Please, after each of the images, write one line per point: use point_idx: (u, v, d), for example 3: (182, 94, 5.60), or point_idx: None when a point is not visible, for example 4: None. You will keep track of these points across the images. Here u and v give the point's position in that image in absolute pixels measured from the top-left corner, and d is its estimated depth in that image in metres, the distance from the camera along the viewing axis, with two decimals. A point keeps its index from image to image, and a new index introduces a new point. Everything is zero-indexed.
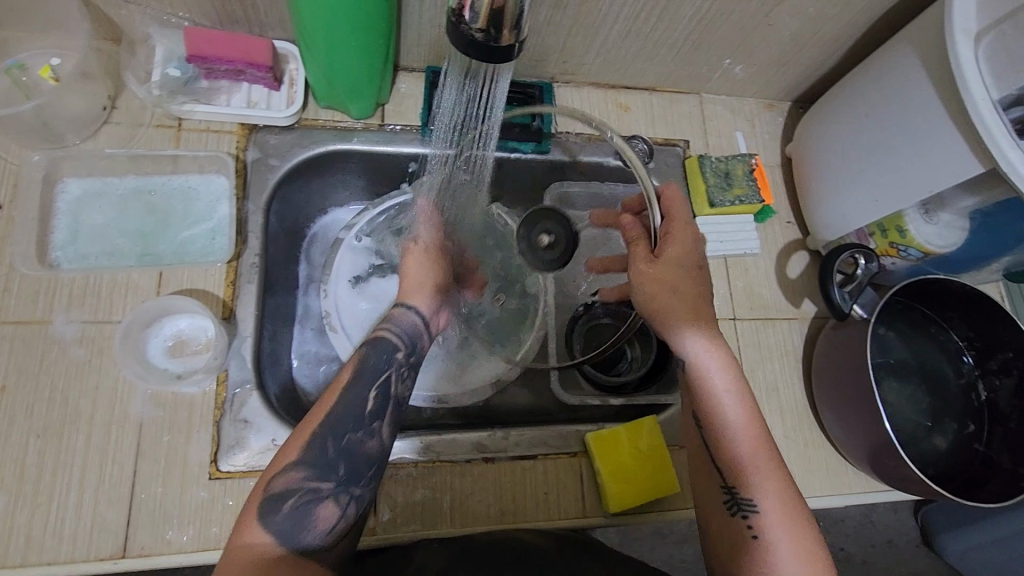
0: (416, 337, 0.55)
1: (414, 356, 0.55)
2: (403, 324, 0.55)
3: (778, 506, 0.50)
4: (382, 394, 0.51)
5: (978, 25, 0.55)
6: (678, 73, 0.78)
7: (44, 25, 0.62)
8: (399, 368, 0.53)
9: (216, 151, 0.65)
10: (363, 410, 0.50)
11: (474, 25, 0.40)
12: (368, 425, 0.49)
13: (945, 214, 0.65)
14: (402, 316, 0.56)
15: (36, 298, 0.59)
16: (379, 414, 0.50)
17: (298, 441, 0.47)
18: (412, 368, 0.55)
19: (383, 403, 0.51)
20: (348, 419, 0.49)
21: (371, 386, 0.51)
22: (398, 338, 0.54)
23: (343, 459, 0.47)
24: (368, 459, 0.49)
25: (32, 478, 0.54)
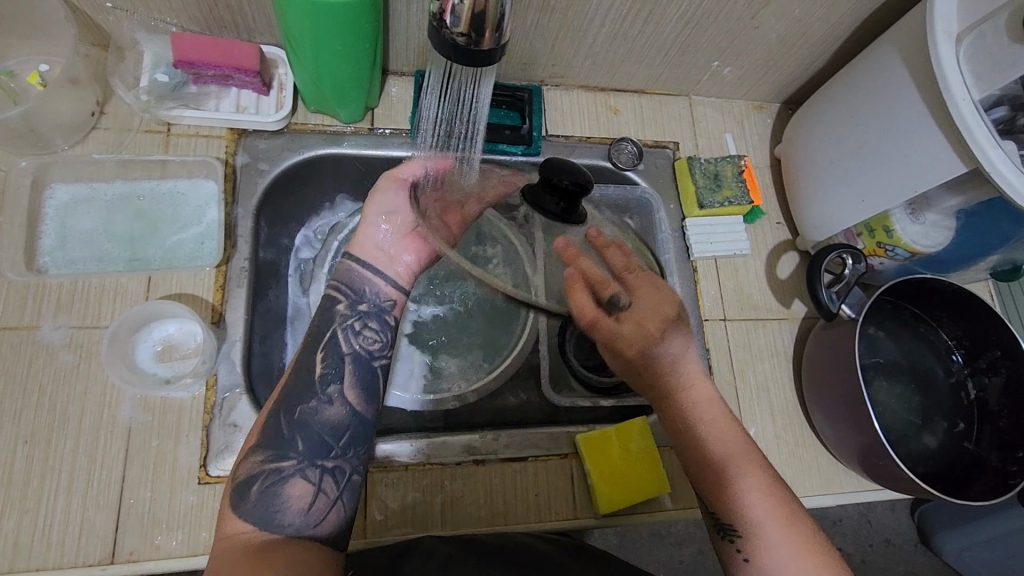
0: (365, 291, 0.60)
1: (364, 306, 0.59)
2: (351, 280, 0.60)
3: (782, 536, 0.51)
4: (334, 357, 0.56)
5: (959, 26, 0.56)
6: (666, 75, 0.79)
7: (31, 32, 0.62)
8: (346, 324, 0.58)
9: (205, 156, 0.66)
10: (314, 378, 0.55)
11: (455, 29, 0.39)
12: (323, 394, 0.54)
13: (930, 214, 0.66)
14: (350, 271, 0.60)
15: (24, 304, 0.59)
16: (336, 377, 0.55)
17: (258, 429, 0.53)
18: (360, 316, 0.59)
19: (338, 364, 0.56)
20: (299, 395, 0.54)
21: (318, 351, 0.56)
22: (341, 292, 0.59)
23: (299, 435, 0.52)
24: (331, 427, 0.53)
25: (20, 484, 0.54)
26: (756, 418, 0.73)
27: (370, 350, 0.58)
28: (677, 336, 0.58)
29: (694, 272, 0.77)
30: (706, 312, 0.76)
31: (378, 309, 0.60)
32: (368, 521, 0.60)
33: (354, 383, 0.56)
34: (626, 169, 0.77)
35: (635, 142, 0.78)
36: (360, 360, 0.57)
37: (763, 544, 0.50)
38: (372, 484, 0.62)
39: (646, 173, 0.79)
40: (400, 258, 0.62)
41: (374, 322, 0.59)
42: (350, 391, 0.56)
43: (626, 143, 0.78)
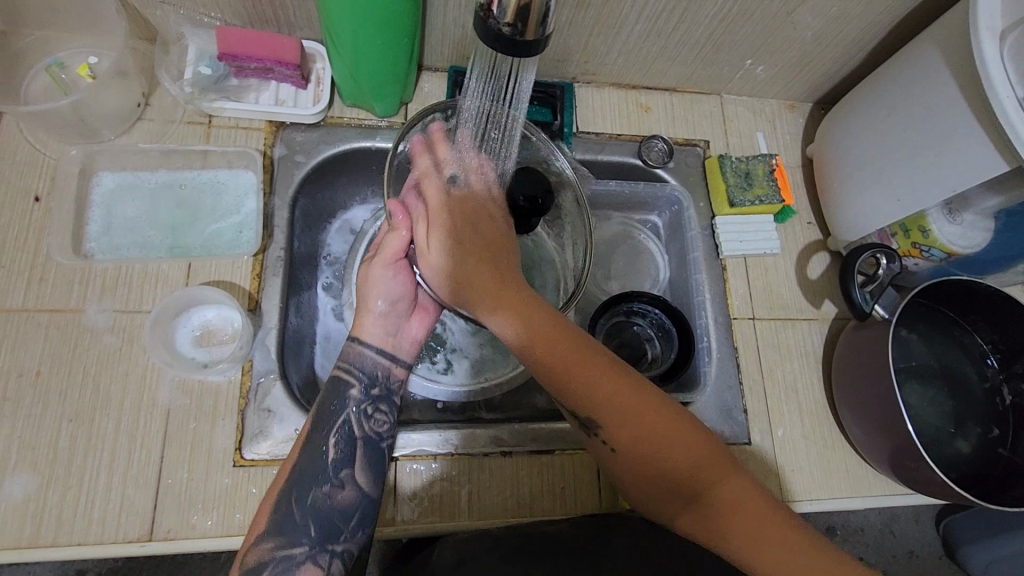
0: (376, 373, 0.58)
1: (375, 388, 0.58)
2: (361, 362, 0.58)
3: (657, 428, 0.50)
4: (346, 439, 0.55)
5: (1003, 23, 0.55)
6: (699, 73, 0.78)
7: (82, 25, 0.64)
8: (359, 406, 0.56)
9: (245, 147, 0.67)
10: (326, 463, 0.53)
11: (502, 20, 0.40)
12: (334, 478, 0.53)
13: (968, 214, 0.65)
14: (357, 353, 0.58)
15: (70, 288, 0.60)
16: (347, 461, 0.54)
17: (265, 512, 0.51)
18: (372, 400, 0.57)
19: (349, 445, 0.55)
20: (312, 477, 0.52)
21: (331, 433, 0.54)
22: (356, 376, 0.57)
23: (312, 522, 0.51)
24: (342, 511, 0.52)
25: (64, 461, 0.56)
26: (784, 418, 0.73)
27: (381, 432, 0.57)
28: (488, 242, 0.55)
29: (723, 271, 0.76)
30: (735, 310, 0.75)
31: (388, 389, 0.59)
32: (396, 509, 0.61)
33: (366, 465, 0.55)
34: (656, 166, 0.77)
35: (665, 140, 0.78)
36: (370, 441, 0.56)
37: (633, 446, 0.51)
38: (402, 472, 0.63)
39: (677, 171, 0.79)
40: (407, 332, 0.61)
41: (385, 405, 0.58)
42: (361, 473, 0.54)
43: (657, 140, 0.78)
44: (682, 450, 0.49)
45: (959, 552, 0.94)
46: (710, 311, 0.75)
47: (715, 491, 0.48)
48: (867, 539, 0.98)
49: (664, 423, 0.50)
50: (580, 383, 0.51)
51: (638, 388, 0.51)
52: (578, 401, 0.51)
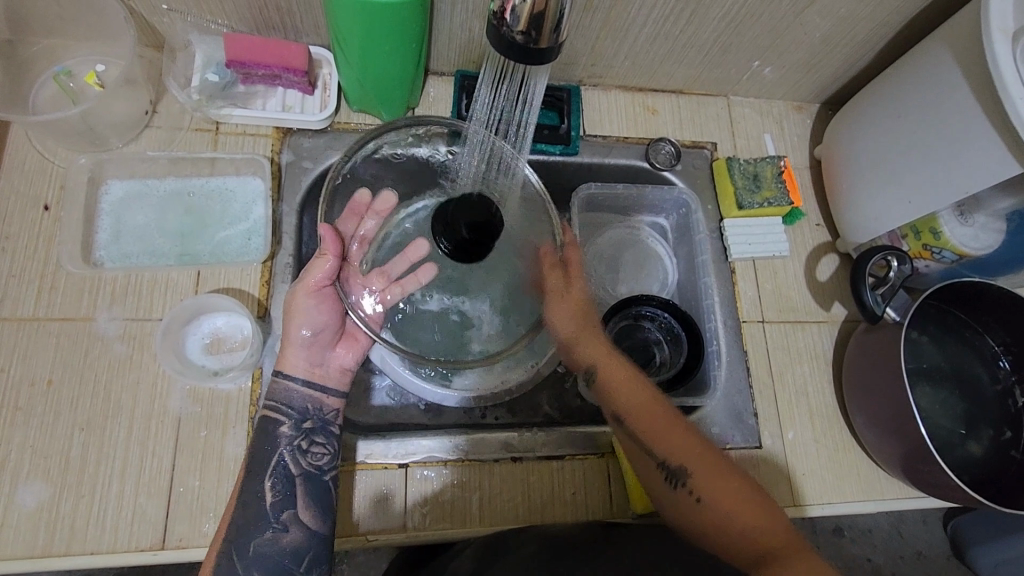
0: (304, 407, 0.57)
1: (306, 423, 0.57)
2: (289, 400, 0.57)
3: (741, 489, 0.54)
4: (282, 479, 0.54)
5: (1015, 24, 0.54)
6: (705, 75, 0.78)
7: (90, 33, 0.64)
8: (292, 443, 0.56)
9: (252, 154, 0.67)
10: (265, 506, 0.53)
11: (515, 27, 0.40)
12: (275, 521, 0.53)
13: (981, 216, 0.65)
14: (283, 390, 0.57)
15: (81, 296, 0.60)
16: (289, 501, 0.54)
17: (210, 563, 0.51)
18: (305, 434, 0.56)
19: (287, 485, 0.54)
20: (251, 525, 0.52)
21: (264, 476, 0.54)
22: (285, 413, 0.57)
23: (258, 568, 0.51)
24: (290, 551, 0.52)
25: (76, 470, 0.56)
26: (795, 421, 0.72)
27: (321, 466, 0.56)
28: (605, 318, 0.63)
29: (732, 274, 0.76)
30: (744, 314, 0.75)
31: (322, 421, 0.58)
32: (408, 514, 0.61)
33: (310, 503, 0.54)
34: (664, 169, 0.77)
35: (672, 143, 0.78)
36: (311, 478, 0.55)
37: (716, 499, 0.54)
38: (412, 478, 0.63)
39: (684, 174, 0.78)
40: (335, 360, 0.61)
41: (320, 437, 0.57)
42: (305, 512, 0.54)
43: (664, 143, 0.77)
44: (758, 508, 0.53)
45: (968, 553, 0.94)
46: (719, 314, 0.74)
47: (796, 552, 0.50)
48: (876, 540, 0.97)
49: (739, 488, 0.54)
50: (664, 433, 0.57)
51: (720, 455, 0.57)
52: (675, 453, 0.56)
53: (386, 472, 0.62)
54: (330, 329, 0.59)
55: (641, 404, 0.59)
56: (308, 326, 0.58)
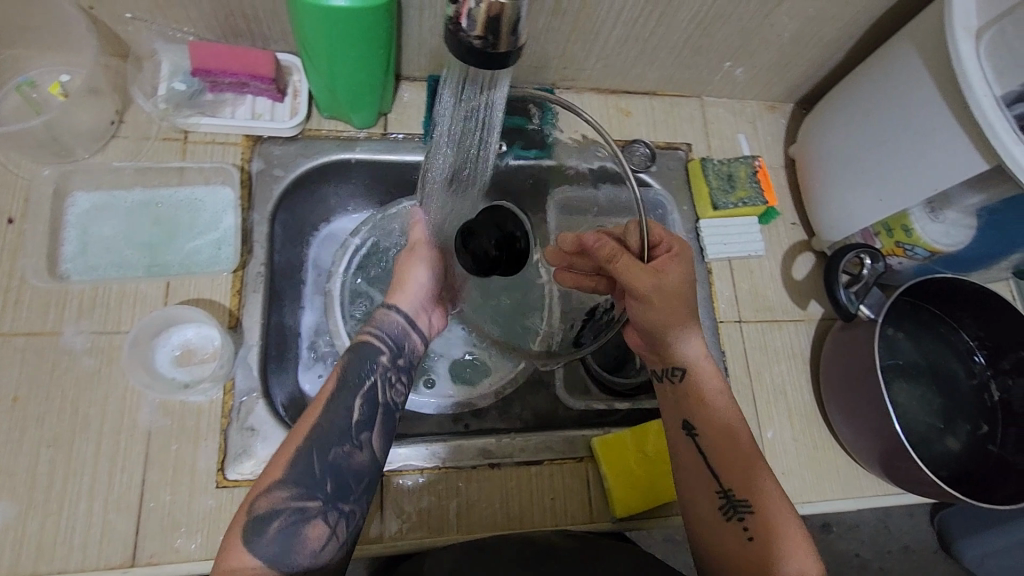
0: (401, 341, 0.58)
1: (401, 358, 0.58)
2: (389, 328, 0.58)
3: (781, 535, 0.52)
4: (369, 403, 0.54)
5: (978, 21, 0.55)
6: (678, 76, 0.78)
7: (52, 44, 0.63)
8: (385, 373, 0.56)
9: (221, 163, 0.66)
10: (349, 422, 0.52)
11: (471, 33, 0.39)
12: (354, 437, 0.52)
13: (951, 212, 0.64)
14: (387, 319, 0.58)
15: (47, 310, 0.59)
16: (367, 424, 0.53)
17: (285, 457, 0.50)
18: (397, 369, 0.57)
19: (370, 409, 0.54)
20: (334, 433, 0.51)
21: (357, 394, 0.54)
22: (382, 342, 0.57)
23: (330, 476, 0.50)
24: (357, 472, 0.51)
25: (43, 487, 0.55)
26: (773, 420, 0.72)
27: (398, 402, 0.56)
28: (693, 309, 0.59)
29: (708, 274, 0.76)
30: (721, 314, 0.75)
31: (409, 362, 0.59)
32: (384, 525, 0.61)
33: (384, 432, 0.54)
34: (639, 171, 0.77)
35: (647, 145, 0.77)
36: (389, 410, 0.55)
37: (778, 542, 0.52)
38: (388, 487, 0.62)
39: (659, 175, 0.78)
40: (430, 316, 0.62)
41: (406, 376, 0.58)
42: (377, 439, 0.53)
43: (639, 145, 0.77)
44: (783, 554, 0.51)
45: (954, 546, 0.94)
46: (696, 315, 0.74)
47: None
48: (862, 535, 0.97)
49: (800, 536, 0.52)
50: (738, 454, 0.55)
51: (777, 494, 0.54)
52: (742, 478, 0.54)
53: None
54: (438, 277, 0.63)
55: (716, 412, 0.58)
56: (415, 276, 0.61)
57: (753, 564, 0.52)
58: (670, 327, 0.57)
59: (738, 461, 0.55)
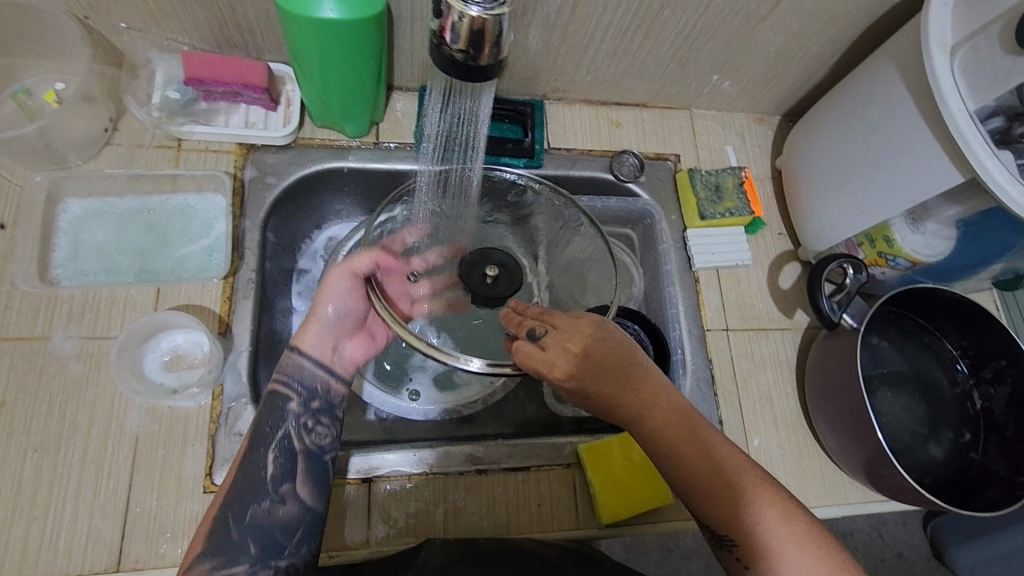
0: (315, 387, 0.56)
1: (314, 403, 0.56)
2: (299, 374, 0.56)
3: (786, 556, 0.48)
4: (284, 453, 0.53)
5: (953, 38, 0.56)
6: (666, 89, 0.80)
7: (48, 52, 0.64)
8: (298, 420, 0.55)
9: (214, 170, 0.67)
10: (266, 476, 0.52)
11: (455, 46, 0.40)
12: (275, 491, 0.52)
13: (930, 224, 0.66)
14: (295, 364, 0.56)
15: (36, 315, 0.60)
16: (287, 475, 0.53)
17: (203, 532, 0.49)
18: (312, 413, 0.56)
19: (287, 460, 0.53)
20: (252, 492, 0.51)
21: (267, 448, 0.53)
22: (293, 388, 0.55)
23: (251, 538, 0.49)
24: (284, 526, 0.51)
25: (29, 492, 0.55)
26: (759, 427, 0.73)
27: (322, 445, 0.55)
28: (603, 363, 0.52)
29: (696, 283, 0.77)
30: (708, 322, 0.76)
31: (329, 402, 0.57)
32: (371, 530, 0.61)
33: (308, 478, 0.54)
34: (628, 181, 0.78)
35: (636, 155, 0.79)
36: (311, 455, 0.54)
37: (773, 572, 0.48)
38: (375, 493, 0.62)
39: (648, 185, 0.80)
40: (343, 351, 0.60)
41: (326, 418, 0.56)
42: (303, 488, 0.53)
43: (628, 156, 0.79)
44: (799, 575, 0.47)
45: None
46: (683, 322, 0.75)
47: None
48: None
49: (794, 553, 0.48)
50: (708, 494, 0.51)
51: (773, 505, 0.50)
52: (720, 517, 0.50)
53: (350, 488, 0.62)
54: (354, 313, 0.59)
55: (671, 464, 0.52)
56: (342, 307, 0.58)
57: None
58: (599, 397, 0.53)
59: (720, 489, 0.50)
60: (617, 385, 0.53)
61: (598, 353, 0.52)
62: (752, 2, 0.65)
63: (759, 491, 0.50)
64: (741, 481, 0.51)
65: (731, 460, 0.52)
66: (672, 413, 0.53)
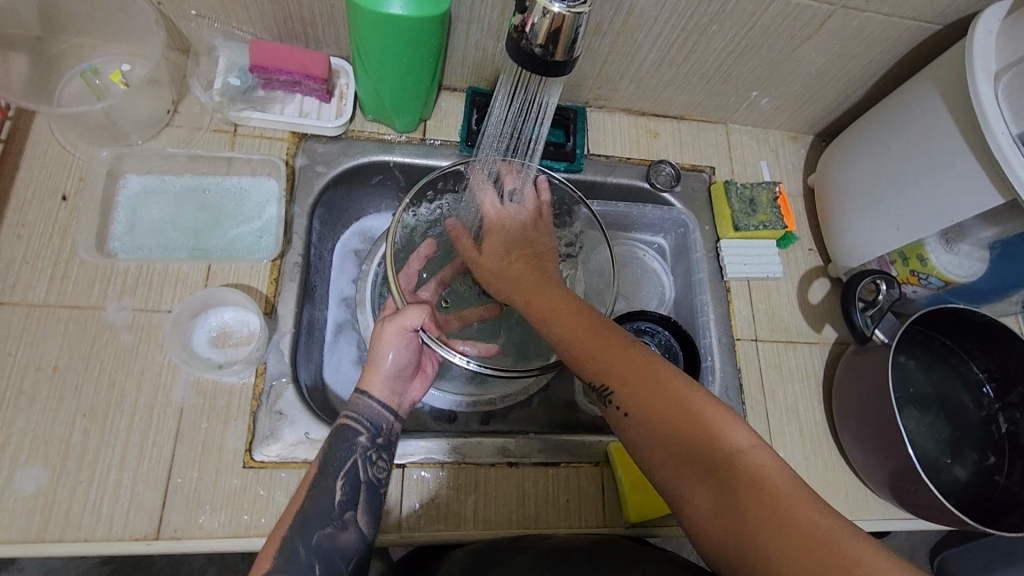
0: (381, 424, 0.58)
1: (380, 438, 0.58)
2: (368, 413, 0.58)
3: (647, 391, 0.48)
4: (350, 482, 0.54)
5: (997, 64, 0.58)
6: (706, 103, 0.82)
7: (119, 35, 0.67)
8: (365, 452, 0.56)
9: (269, 156, 0.69)
10: (333, 502, 0.53)
11: (534, 41, 0.42)
12: (340, 517, 0.53)
13: (965, 245, 0.67)
14: (362, 405, 0.58)
15: (92, 285, 0.61)
16: (351, 503, 0.54)
17: (271, 550, 0.50)
18: (378, 448, 0.57)
19: (353, 488, 0.54)
20: (319, 515, 0.52)
21: (338, 475, 0.54)
22: (361, 424, 0.57)
23: (316, 559, 0.50)
24: (345, 550, 0.52)
25: (76, 455, 0.56)
26: (785, 437, 0.74)
27: (381, 478, 0.57)
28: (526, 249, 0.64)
29: (727, 292, 0.78)
30: (737, 331, 0.77)
31: (390, 440, 0.59)
32: (403, 514, 0.62)
33: (368, 508, 0.55)
34: (664, 190, 0.80)
35: (672, 165, 0.81)
36: (372, 487, 0.56)
37: (640, 407, 0.48)
38: (405, 480, 0.63)
39: (683, 195, 0.81)
40: (407, 394, 0.62)
41: (387, 453, 0.58)
42: (363, 516, 0.54)
43: (665, 165, 0.81)
44: (717, 483, 0.43)
45: None
46: (714, 331, 0.76)
47: (726, 468, 0.43)
48: None
49: (654, 384, 0.48)
50: (587, 349, 0.53)
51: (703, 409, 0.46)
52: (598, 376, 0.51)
53: None
54: (410, 363, 0.60)
55: (555, 328, 0.55)
56: (398, 359, 0.59)
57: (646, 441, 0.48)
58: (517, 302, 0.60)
59: (641, 404, 0.48)
60: (538, 306, 0.58)
61: (519, 253, 0.64)
62: (798, 21, 0.67)
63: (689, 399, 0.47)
64: (662, 394, 0.48)
65: (652, 376, 0.49)
66: (578, 324, 0.54)
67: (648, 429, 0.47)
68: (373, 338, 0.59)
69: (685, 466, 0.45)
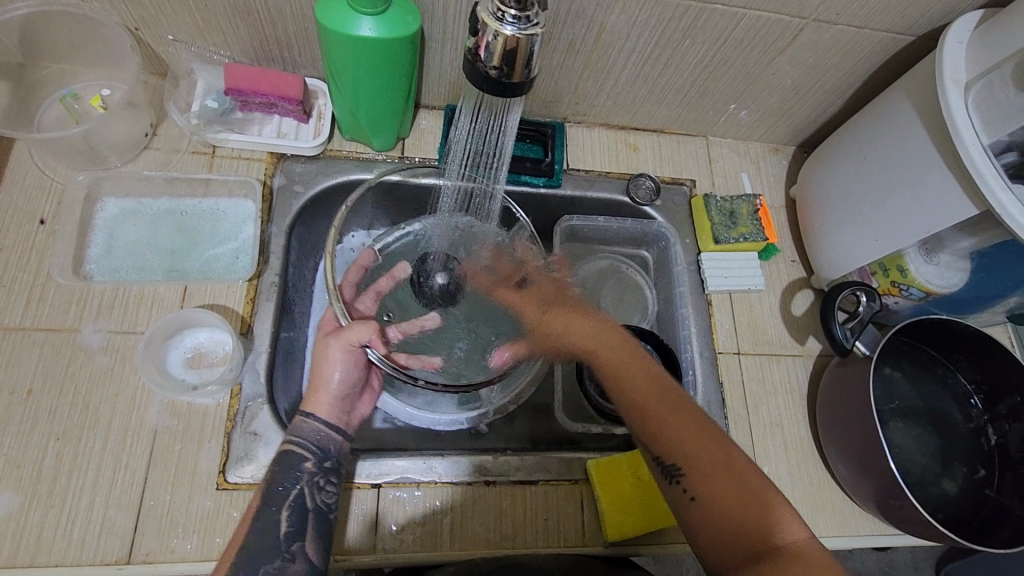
0: (330, 448, 0.58)
1: (328, 462, 0.57)
2: (312, 436, 0.58)
3: (705, 471, 0.51)
4: (297, 511, 0.54)
5: (966, 75, 0.58)
6: (685, 116, 0.82)
7: (97, 61, 0.68)
8: (310, 479, 0.56)
9: (246, 176, 0.70)
10: (279, 533, 0.52)
11: (489, 63, 0.43)
12: (287, 550, 0.52)
13: (944, 255, 0.66)
14: (306, 428, 0.58)
15: (68, 307, 0.62)
16: (299, 533, 0.53)
17: None
18: (325, 473, 0.57)
19: (299, 518, 0.54)
20: (265, 548, 0.52)
21: (284, 506, 0.54)
22: (306, 449, 0.57)
23: None
24: None
25: (47, 479, 0.56)
26: (769, 452, 0.73)
27: (330, 503, 0.56)
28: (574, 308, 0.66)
29: (708, 305, 0.78)
30: (720, 344, 0.76)
31: (338, 464, 0.58)
32: (380, 534, 0.61)
33: (317, 537, 0.54)
34: (644, 204, 0.80)
35: (652, 179, 0.81)
36: (321, 515, 0.55)
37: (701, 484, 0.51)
38: (381, 501, 0.62)
39: (664, 209, 0.81)
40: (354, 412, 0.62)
41: (335, 478, 0.57)
42: (312, 546, 0.54)
43: (644, 179, 0.81)
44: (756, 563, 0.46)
45: None
46: (695, 344, 0.76)
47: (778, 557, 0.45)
48: None
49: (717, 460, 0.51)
50: (662, 415, 0.55)
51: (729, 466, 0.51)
52: (661, 443, 0.54)
53: (359, 493, 0.62)
54: (355, 379, 0.61)
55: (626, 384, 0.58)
56: (338, 377, 0.60)
57: (704, 516, 0.50)
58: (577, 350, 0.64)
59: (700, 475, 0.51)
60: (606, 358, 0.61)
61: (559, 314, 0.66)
62: (770, 36, 0.67)
63: (727, 456, 0.52)
64: (721, 472, 0.51)
65: (713, 454, 0.52)
66: (650, 384, 0.57)
67: (704, 507, 0.50)
68: (315, 358, 0.60)
69: (734, 547, 0.47)
